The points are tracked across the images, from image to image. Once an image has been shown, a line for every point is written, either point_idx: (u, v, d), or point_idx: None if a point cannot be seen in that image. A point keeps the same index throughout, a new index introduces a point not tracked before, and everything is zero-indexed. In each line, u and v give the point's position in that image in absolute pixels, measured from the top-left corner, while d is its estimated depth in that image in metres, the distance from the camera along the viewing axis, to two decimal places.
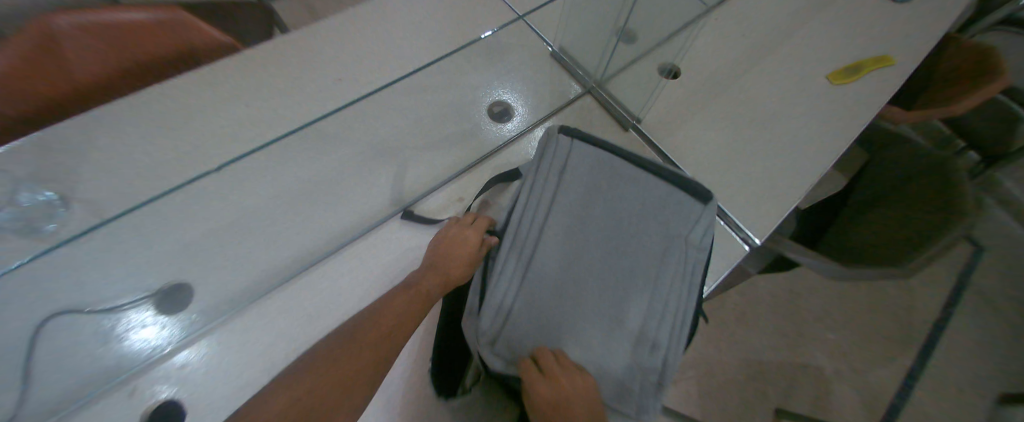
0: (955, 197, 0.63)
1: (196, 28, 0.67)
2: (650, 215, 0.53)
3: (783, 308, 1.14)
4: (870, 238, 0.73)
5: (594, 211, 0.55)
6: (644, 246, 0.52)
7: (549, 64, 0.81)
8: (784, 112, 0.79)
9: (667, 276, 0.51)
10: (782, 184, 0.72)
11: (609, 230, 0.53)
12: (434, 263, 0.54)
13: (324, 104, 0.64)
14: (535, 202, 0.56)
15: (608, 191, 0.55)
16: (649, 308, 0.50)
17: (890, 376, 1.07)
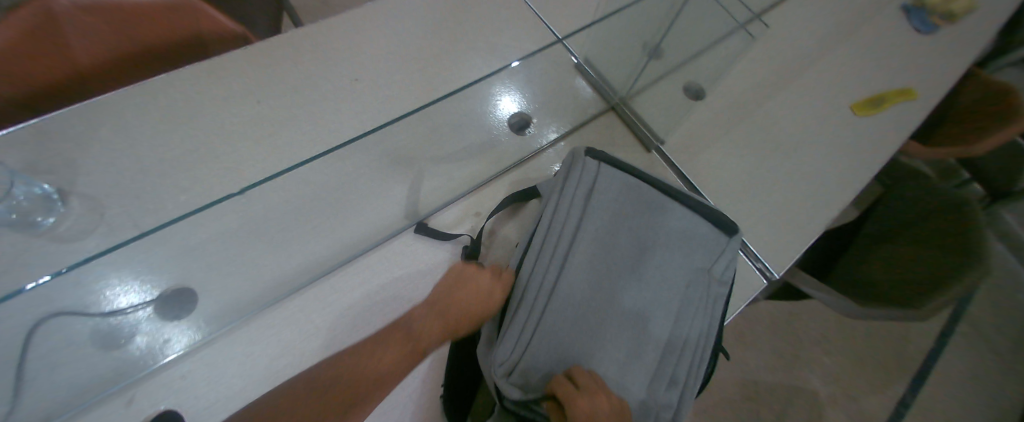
0: (975, 246, 0.70)
1: (207, 18, 0.65)
2: (675, 247, 0.54)
3: (780, 328, 1.33)
4: (902, 278, 0.78)
5: (619, 239, 0.54)
6: (669, 279, 0.52)
7: (571, 74, 0.82)
8: (806, 141, 0.79)
9: (687, 308, 0.52)
10: (803, 217, 0.72)
11: (633, 259, 0.53)
12: (450, 307, 0.49)
13: (341, 98, 0.66)
14: (561, 226, 0.54)
15: (633, 219, 0.55)
16: (669, 342, 0.50)
17: (882, 401, 1.27)
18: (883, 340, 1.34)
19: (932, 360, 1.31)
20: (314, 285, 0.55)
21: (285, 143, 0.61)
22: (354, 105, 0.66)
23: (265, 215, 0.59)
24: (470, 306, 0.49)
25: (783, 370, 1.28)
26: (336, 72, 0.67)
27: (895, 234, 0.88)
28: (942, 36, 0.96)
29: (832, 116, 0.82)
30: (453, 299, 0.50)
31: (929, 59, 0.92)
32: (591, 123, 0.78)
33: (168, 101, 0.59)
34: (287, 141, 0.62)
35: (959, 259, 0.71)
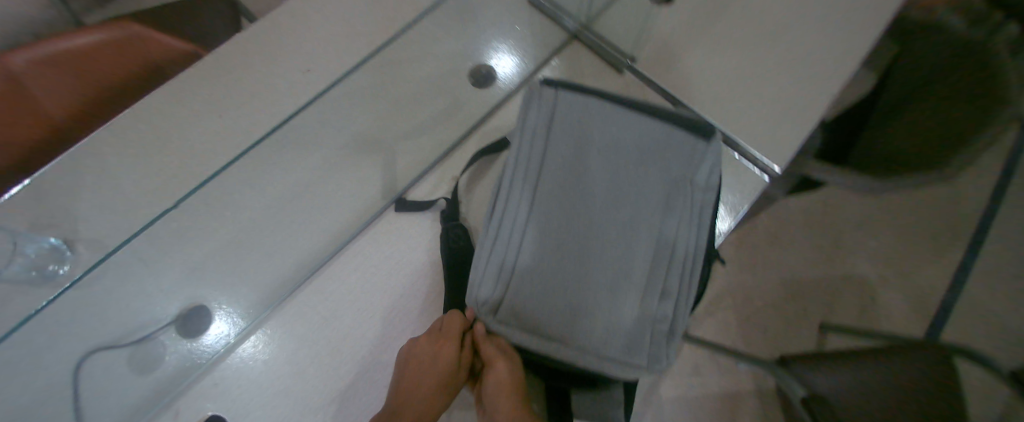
0: (999, 86, 0.63)
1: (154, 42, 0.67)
2: (648, 160, 0.51)
3: (816, 225, 1.27)
4: (919, 140, 0.72)
5: (589, 162, 0.51)
6: (646, 193, 0.50)
7: (528, 14, 0.77)
8: (795, 20, 0.73)
9: (671, 218, 0.50)
10: (802, 101, 0.67)
11: (607, 179, 0.50)
12: (411, 390, 0.45)
13: (299, 94, 0.65)
14: (526, 158, 0.51)
15: (600, 140, 0.52)
16: (656, 254, 0.48)
17: (938, 274, 1.23)
18: (927, 213, 1.28)
19: (979, 222, 1.25)
20: (314, 275, 0.57)
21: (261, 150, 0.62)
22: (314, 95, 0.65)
23: (254, 222, 0.63)
24: (431, 374, 0.45)
25: (823, 265, 1.23)
26: (285, 62, 0.65)
27: (910, 94, 0.81)
28: None
29: None
30: (415, 382, 0.45)
31: None
32: (555, 56, 0.74)
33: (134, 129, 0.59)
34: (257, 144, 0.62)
35: (980, 104, 0.64)
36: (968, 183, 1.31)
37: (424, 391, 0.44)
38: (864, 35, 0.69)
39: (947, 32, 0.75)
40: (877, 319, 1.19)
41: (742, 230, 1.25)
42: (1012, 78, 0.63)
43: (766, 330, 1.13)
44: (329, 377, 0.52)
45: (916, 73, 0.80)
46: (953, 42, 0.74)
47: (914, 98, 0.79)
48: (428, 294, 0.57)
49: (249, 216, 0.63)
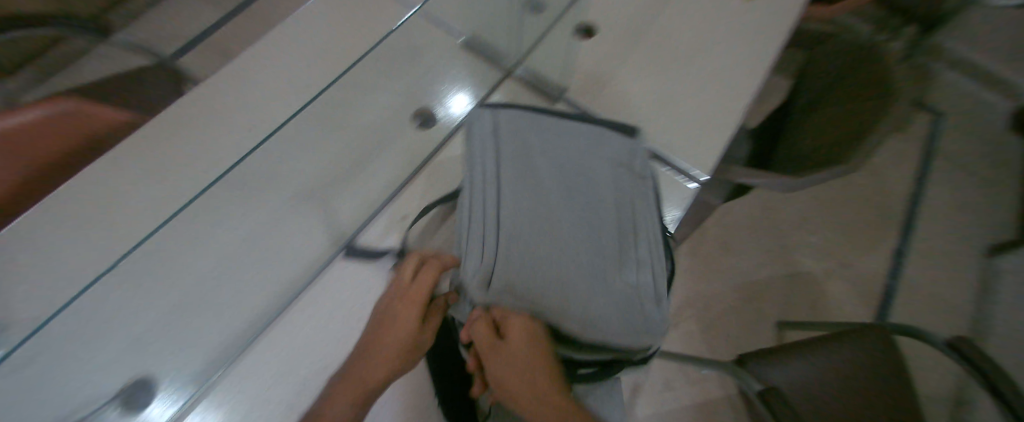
0: (887, 83, 0.75)
1: (90, 114, 0.67)
2: (591, 156, 0.58)
3: (761, 226, 1.38)
4: (825, 136, 0.83)
5: (540, 163, 0.56)
6: (598, 182, 0.56)
7: (462, 55, 0.81)
8: (703, 45, 0.83)
9: (624, 201, 0.56)
10: (719, 116, 0.76)
11: (562, 178, 0.55)
12: (378, 343, 0.47)
13: (237, 148, 0.66)
14: (485, 162, 0.53)
15: (544, 144, 0.58)
16: (620, 237, 0.53)
17: (878, 261, 1.36)
18: (859, 206, 1.44)
19: (903, 211, 1.44)
20: (269, 326, 0.57)
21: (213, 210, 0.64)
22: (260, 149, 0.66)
23: (201, 283, 0.62)
24: (397, 326, 0.47)
25: (773, 264, 1.33)
26: (229, 122, 0.67)
27: (813, 99, 0.93)
28: None
29: (720, 13, 0.88)
30: (380, 334, 0.48)
31: None
32: (492, 93, 0.78)
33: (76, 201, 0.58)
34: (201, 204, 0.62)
35: (873, 99, 0.76)
36: (878, 177, 1.49)
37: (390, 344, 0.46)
38: (755, 59, 0.82)
39: (842, 40, 0.88)
40: (827, 309, 1.29)
41: (693, 239, 1.34)
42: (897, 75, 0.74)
43: (727, 336, 1.21)
44: (343, 382, 0.46)
45: (817, 79, 0.93)
46: (850, 47, 0.86)
47: (817, 102, 0.92)
48: None
49: (192, 280, 0.62)
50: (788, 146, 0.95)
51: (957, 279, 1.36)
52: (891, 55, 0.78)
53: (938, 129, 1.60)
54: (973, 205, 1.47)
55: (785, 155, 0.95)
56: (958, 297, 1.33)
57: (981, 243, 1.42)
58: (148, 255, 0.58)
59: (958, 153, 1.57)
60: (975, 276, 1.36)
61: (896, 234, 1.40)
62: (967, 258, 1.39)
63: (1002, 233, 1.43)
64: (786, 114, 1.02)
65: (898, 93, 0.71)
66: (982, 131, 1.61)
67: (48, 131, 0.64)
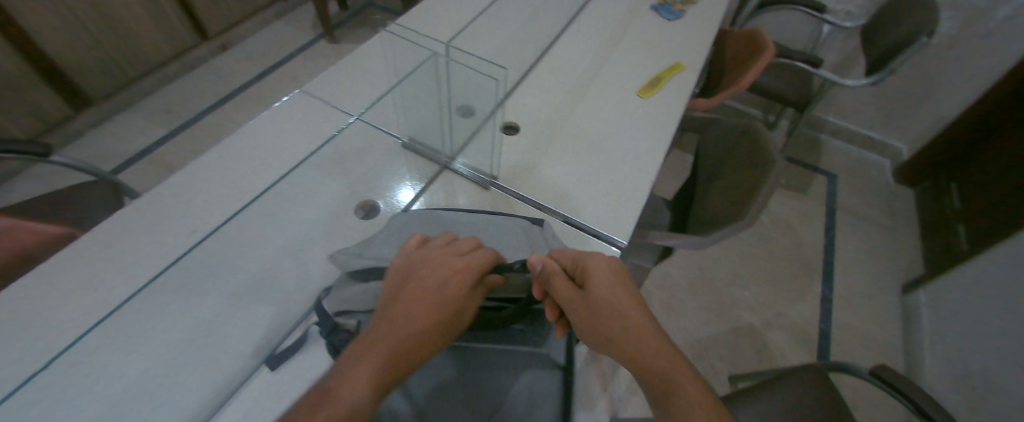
0: (766, 156, 0.93)
1: (31, 226, 0.86)
2: (496, 217, 0.73)
3: (698, 285, 1.51)
4: (723, 200, 0.99)
5: (454, 225, 0.70)
6: (504, 228, 0.70)
7: (404, 154, 0.92)
8: (611, 134, 0.99)
9: (530, 232, 0.70)
10: (630, 189, 0.89)
11: (470, 228, 0.70)
12: (416, 312, 0.45)
13: (173, 247, 0.71)
14: (401, 226, 0.68)
15: (454, 215, 0.72)
16: (531, 240, 0.68)
17: (809, 308, 1.49)
18: (781, 258, 1.62)
19: (821, 260, 1.62)
20: None
21: (135, 318, 0.60)
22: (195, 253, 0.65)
23: (131, 392, 0.57)
24: (441, 291, 0.47)
25: (717, 321, 1.42)
26: (175, 229, 0.73)
27: (712, 170, 1.11)
28: (683, 23, 1.34)
29: (624, 106, 1.06)
30: (422, 301, 0.46)
31: (679, 48, 1.25)
32: (428, 187, 0.88)
33: (18, 322, 0.60)
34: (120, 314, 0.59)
35: (757, 169, 0.94)
36: (793, 234, 1.69)
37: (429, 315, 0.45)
38: (653, 142, 0.98)
39: (729, 123, 1.09)
40: (775, 360, 1.35)
41: None
42: (772, 150, 0.93)
43: None
44: (412, 330, 0.44)
45: (713, 153, 1.13)
46: (735, 130, 1.07)
47: (713, 171, 1.10)
48: None
49: (124, 386, 0.57)
50: (695, 211, 1.10)
51: (881, 320, 1.48)
52: (765, 136, 0.98)
53: (835, 186, 1.87)
54: (878, 251, 1.66)
55: (694, 218, 1.09)
56: (888, 334, 1.45)
57: (894, 284, 1.57)
58: (74, 361, 0.55)
59: (856, 207, 1.81)
60: (901, 313, 1.50)
61: (819, 284, 1.56)
62: (885, 300, 1.53)
63: (911, 273, 1.60)
64: (692, 184, 1.19)
65: (774, 165, 0.89)
66: (870, 186, 1.89)
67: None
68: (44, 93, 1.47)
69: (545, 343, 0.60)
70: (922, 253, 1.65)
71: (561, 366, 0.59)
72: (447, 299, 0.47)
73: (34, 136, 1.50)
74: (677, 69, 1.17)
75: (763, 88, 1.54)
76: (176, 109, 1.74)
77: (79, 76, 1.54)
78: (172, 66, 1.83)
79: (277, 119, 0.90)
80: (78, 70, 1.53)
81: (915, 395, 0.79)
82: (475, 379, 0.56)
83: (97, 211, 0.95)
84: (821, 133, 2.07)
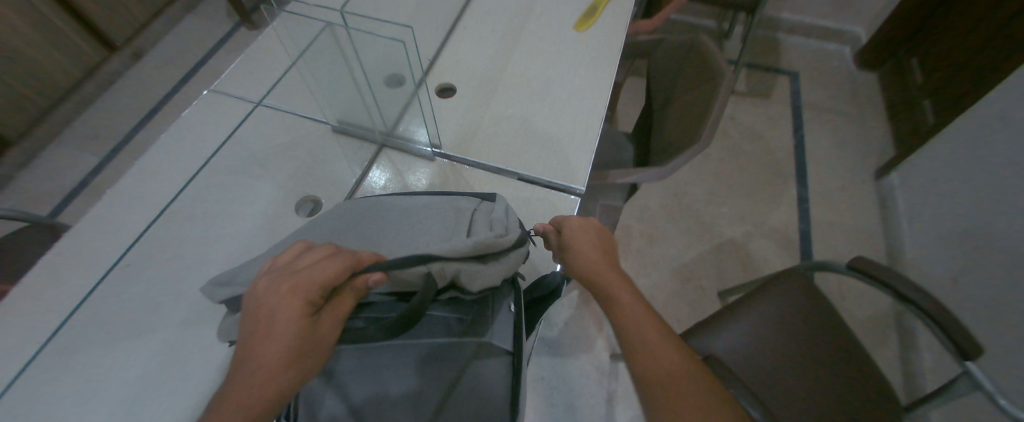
0: (715, 70, 0.89)
1: None
2: (433, 199, 0.63)
3: (676, 210, 1.51)
4: (678, 124, 0.96)
5: (380, 212, 0.61)
6: (436, 210, 0.61)
7: (338, 140, 0.87)
8: (552, 76, 0.94)
9: (462, 216, 0.59)
10: (579, 131, 0.85)
11: (402, 213, 0.61)
12: (254, 356, 0.37)
13: (93, 282, 0.65)
14: (320, 221, 0.61)
15: (382, 201, 0.64)
16: (457, 230, 0.57)
17: (787, 211, 1.50)
18: (755, 167, 1.62)
19: (794, 161, 1.62)
20: None
21: (62, 364, 0.58)
22: (107, 283, 0.65)
23: None
24: (279, 328, 0.37)
25: (700, 242, 1.44)
26: (99, 263, 0.68)
27: (666, 95, 1.07)
28: None
29: (564, 42, 1.00)
30: (258, 340, 0.37)
31: None
32: (372, 169, 0.83)
33: None
34: (42, 361, 0.58)
35: (707, 85, 0.90)
36: (762, 141, 1.68)
37: (272, 355, 0.37)
38: (598, 76, 0.93)
39: (674, 41, 1.04)
40: (759, 267, 1.39)
41: (621, 241, 1.44)
42: (720, 62, 0.90)
43: (679, 319, 1.29)
44: (261, 371, 0.36)
45: (664, 76, 1.08)
46: (680, 48, 1.02)
47: (666, 95, 1.06)
48: None
49: None
50: (654, 141, 1.08)
51: (857, 208, 1.51)
52: (710, 49, 0.94)
53: (798, 84, 1.85)
54: (847, 141, 1.67)
55: (654, 148, 1.06)
56: (865, 220, 1.48)
57: (866, 171, 1.59)
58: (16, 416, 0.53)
59: (821, 101, 1.79)
60: (875, 197, 1.53)
61: (794, 185, 1.57)
62: (859, 188, 1.55)
63: (881, 157, 1.62)
64: (649, 113, 1.16)
65: (723, 78, 0.86)
66: (833, 77, 1.86)
67: None
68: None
69: (485, 332, 0.55)
70: (889, 135, 1.66)
71: (509, 352, 0.55)
72: (289, 328, 0.38)
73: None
74: None
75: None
76: (103, 134, 1.58)
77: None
78: (87, 86, 1.64)
79: (187, 127, 0.83)
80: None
81: (899, 283, 0.79)
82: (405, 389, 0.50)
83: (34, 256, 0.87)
84: (777, 33, 2.01)
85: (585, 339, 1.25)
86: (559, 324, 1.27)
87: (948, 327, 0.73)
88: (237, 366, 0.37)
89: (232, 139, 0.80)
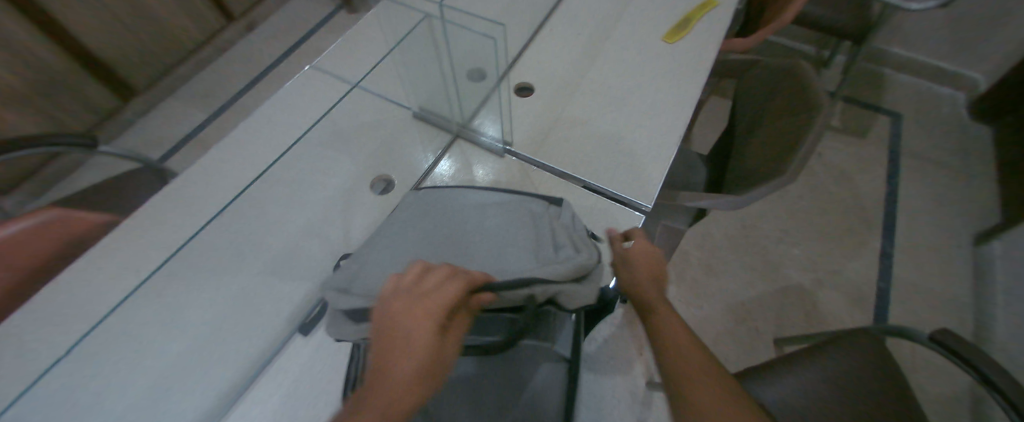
0: (812, 99, 0.82)
1: (72, 217, 0.83)
2: (505, 198, 0.63)
3: (740, 243, 1.42)
4: (761, 153, 0.90)
5: (455, 211, 0.62)
6: (512, 209, 0.61)
7: (416, 126, 0.90)
8: (634, 87, 0.91)
9: (538, 221, 0.59)
10: (655, 147, 0.82)
11: (478, 214, 0.61)
12: (391, 372, 0.37)
13: (192, 223, 0.73)
14: (396, 216, 0.62)
15: (454, 195, 0.64)
16: (540, 237, 0.56)
17: (866, 263, 1.37)
18: (836, 210, 1.48)
19: (882, 211, 1.47)
20: (235, 406, 0.57)
21: (152, 296, 0.64)
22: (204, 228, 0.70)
23: (174, 366, 0.61)
24: (415, 349, 0.38)
25: (761, 281, 1.34)
26: (200, 206, 0.75)
27: (752, 121, 0.99)
28: None
29: (650, 52, 0.97)
30: (393, 358, 0.38)
31: None
32: (443, 158, 0.85)
33: (76, 296, 0.64)
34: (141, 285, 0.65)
35: (802, 115, 0.83)
36: (850, 183, 1.54)
37: (407, 372, 0.37)
38: (682, 91, 0.89)
39: (770, 64, 0.97)
40: (825, 319, 1.27)
41: (676, 265, 1.38)
42: (819, 92, 0.82)
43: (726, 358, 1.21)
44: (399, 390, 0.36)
45: (753, 100, 1.01)
46: (775, 73, 0.95)
47: (752, 121, 1.00)
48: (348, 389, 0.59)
49: (168, 360, 0.61)
50: (731, 168, 1.01)
51: (951, 272, 1.34)
52: (811, 77, 0.86)
53: (898, 127, 1.67)
54: (948, 197, 1.49)
55: (730, 175, 1.00)
56: (957, 287, 1.31)
57: (965, 234, 1.41)
58: (116, 330, 0.60)
59: (923, 149, 1.61)
60: (974, 263, 1.35)
61: (878, 237, 1.42)
62: (955, 252, 1.38)
63: (985, 220, 1.42)
64: (729, 138, 1.09)
65: (821, 109, 0.78)
66: (941, 125, 1.67)
67: (46, 234, 0.81)
68: (87, 82, 1.47)
69: (551, 338, 0.56)
70: (1000, 199, 1.46)
71: (566, 359, 0.56)
72: (425, 351, 0.38)
73: (89, 129, 1.53)
74: (709, 7, 1.05)
75: (807, 22, 1.39)
76: (209, 93, 1.76)
77: (119, 67, 1.54)
78: (204, 50, 1.80)
79: (289, 95, 0.90)
80: (117, 61, 1.52)
81: (972, 354, 0.71)
82: (457, 390, 0.54)
83: (144, 192, 0.97)
84: (883, 68, 1.84)
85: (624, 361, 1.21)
86: None
87: None
88: (375, 381, 0.37)
89: (325, 116, 0.85)
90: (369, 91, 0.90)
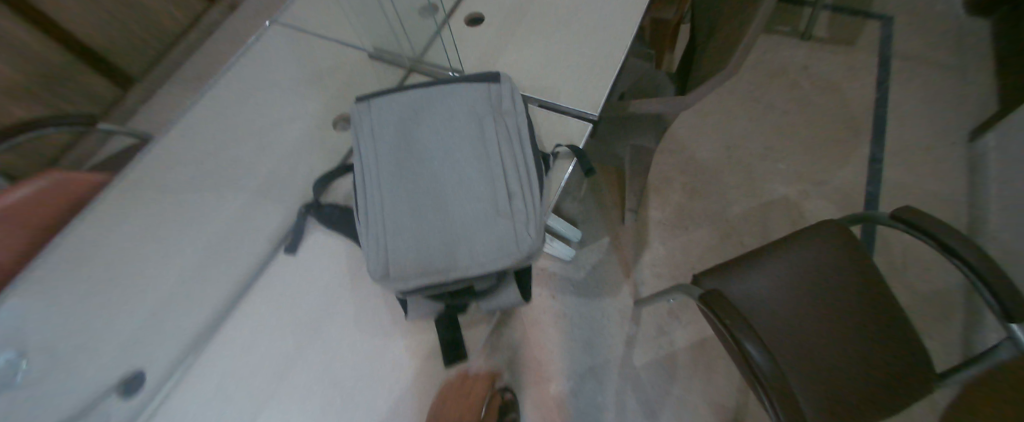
0: None
1: (73, 179, 0.86)
2: (458, 121, 0.66)
3: (724, 163, 1.42)
4: (713, 57, 0.89)
5: (417, 138, 0.65)
6: (467, 139, 0.65)
7: (371, 66, 0.93)
8: (583, 5, 0.92)
9: (492, 154, 0.63)
10: (600, 59, 0.83)
11: (437, 149, 0.64)
12: None
13: (178, 171, 0.80)
14: (365, 140, 0.65)
15: (414, 119, 0.66)
16: (496, 182, 0.61)
17: (855, 171, 1.35)
18: (823, 121, 1.46)
19: (872, 118, 1.44)
20: (226, 322, 0.65)
21: (145, 235, 0.73)
22: (194, 174, 0.80)
23: (173, 291, 0.70)
24: None
25: (746, 197, 1.36)
26: (183, 161, 0.81)
27: (710, 29, 0.98)
28: None
29: None
30: None
31: None
32: None
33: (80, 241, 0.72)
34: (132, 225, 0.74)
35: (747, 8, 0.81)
36: (839, 93, 1.50)
37: None
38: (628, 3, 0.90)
39: None
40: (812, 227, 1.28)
41: (659, 191, 1.40)
42: None
43: None
44: None
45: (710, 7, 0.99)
46: None
47: (709, 29, 0.98)
48: (321, 301, 0.66)
49: (165, 287, 0.70)
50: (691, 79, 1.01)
51: (944, 170, 1.31)
52: None
53: (892, 30, 1.60)
54: (942, 95, 1.43)
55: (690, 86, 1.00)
56: (947, 185, 1.29)
57: (960, 132, 1.36)
58: (122, 265, 0.71)
59: (918, 50, 1.54)
60: (967, 159, 1.32)
61: (868, 144, 1.39)
62: (948, 150, 1.34)
63: (981, 116, 1.37)
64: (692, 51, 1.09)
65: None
66: (938, 23, 1.58)
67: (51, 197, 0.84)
68: (86, 74, 1.57)
69: None
70: (999, 92, 1.40)
71: None
72: None
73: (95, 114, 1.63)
74: None
75: None
76: None
77: (111, 56, 1.62)
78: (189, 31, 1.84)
79: (258, 50, 0.95)
80: (108, 51, 1.60)
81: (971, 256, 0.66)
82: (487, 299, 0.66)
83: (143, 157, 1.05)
84: None
85: (612, 284, 1.28)
86: (587, 266, 1.30)
87: (1002, 296, 0.63)
88: None
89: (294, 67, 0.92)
90: (331, 42, 0.96)
